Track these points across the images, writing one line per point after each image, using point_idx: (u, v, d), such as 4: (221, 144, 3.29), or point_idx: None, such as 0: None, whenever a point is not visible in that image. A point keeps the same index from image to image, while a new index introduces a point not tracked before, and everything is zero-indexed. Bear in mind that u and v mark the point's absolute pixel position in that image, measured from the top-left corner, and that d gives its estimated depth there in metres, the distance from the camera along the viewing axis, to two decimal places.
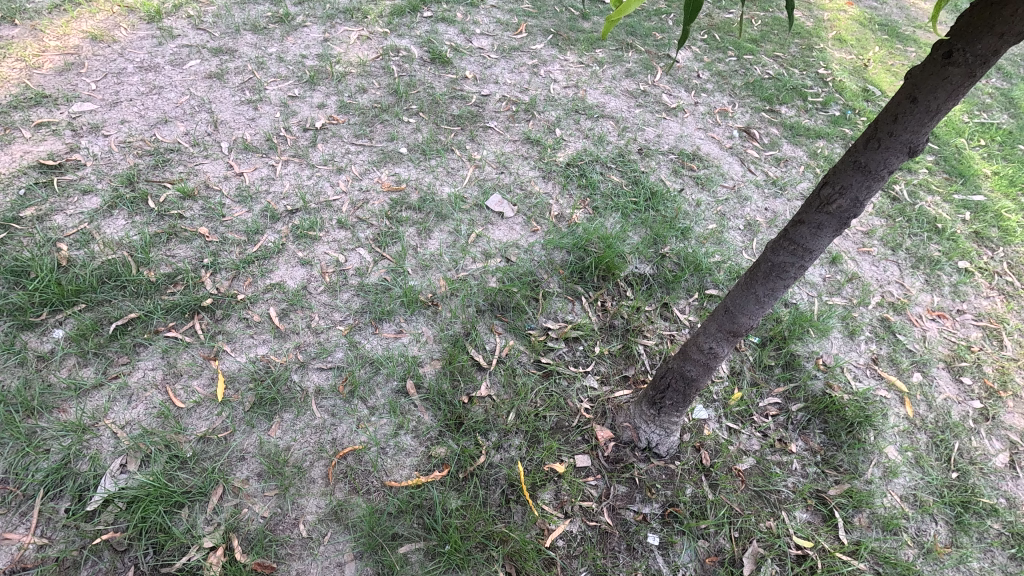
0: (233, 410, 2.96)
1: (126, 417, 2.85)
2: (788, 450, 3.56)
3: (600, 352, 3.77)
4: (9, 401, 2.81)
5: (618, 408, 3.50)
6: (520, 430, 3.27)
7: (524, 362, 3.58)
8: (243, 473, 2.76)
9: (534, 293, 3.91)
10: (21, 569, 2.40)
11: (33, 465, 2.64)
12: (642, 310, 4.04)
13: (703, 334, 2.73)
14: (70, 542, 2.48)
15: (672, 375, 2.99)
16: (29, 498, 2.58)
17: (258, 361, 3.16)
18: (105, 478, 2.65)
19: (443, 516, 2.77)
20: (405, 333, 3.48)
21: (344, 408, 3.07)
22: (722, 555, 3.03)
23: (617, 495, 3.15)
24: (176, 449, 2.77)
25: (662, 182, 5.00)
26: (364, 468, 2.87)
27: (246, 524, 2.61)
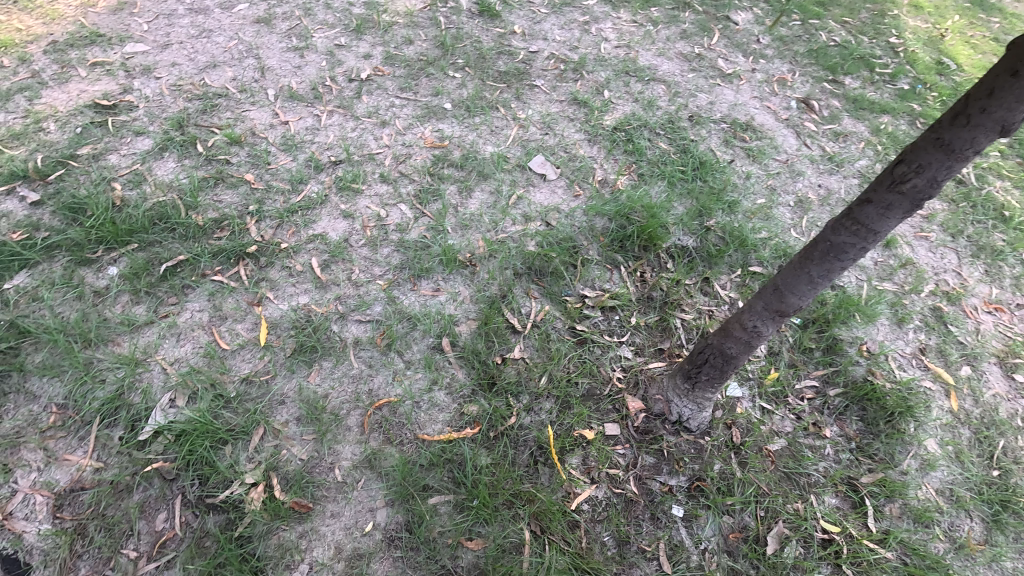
0: (275, 356, 3.04)
1: (175, 355, 2.97)
2: (823, 435, 3.50)
3: (636, 322, 3.72)
4: (68, 332, 2.95)
5: (651, 380, 3.47)
6: (551, 394, 3.28)
7: (559, 328, 3.57)
8: (283, 417, 2.86)
9: (573, 260, 3.86)
10: (80, 488, 2.58)
11: (90, 393, 2.79)
12: (682, 283, 3.95)
13: (748, 312, 2.65)
14: (123, 468, 2.64)
15: (711, 351, 2.93)
16: (86, 424, 2.73)
17: (300, 309, 3.23)
18: (156, 411, 2.78)
19: (473, 472, 2.83)
20: (443, 292, 3.50)
21: (380, 361, 3.13)
22: (746, 532, 3.03)
23: (644, 466, 3.16)
24: (221, 388, 2.88)
25: (711, 152, 4.81)
26: (398, 420, 2.94)
27: (286, 464, 2.72)
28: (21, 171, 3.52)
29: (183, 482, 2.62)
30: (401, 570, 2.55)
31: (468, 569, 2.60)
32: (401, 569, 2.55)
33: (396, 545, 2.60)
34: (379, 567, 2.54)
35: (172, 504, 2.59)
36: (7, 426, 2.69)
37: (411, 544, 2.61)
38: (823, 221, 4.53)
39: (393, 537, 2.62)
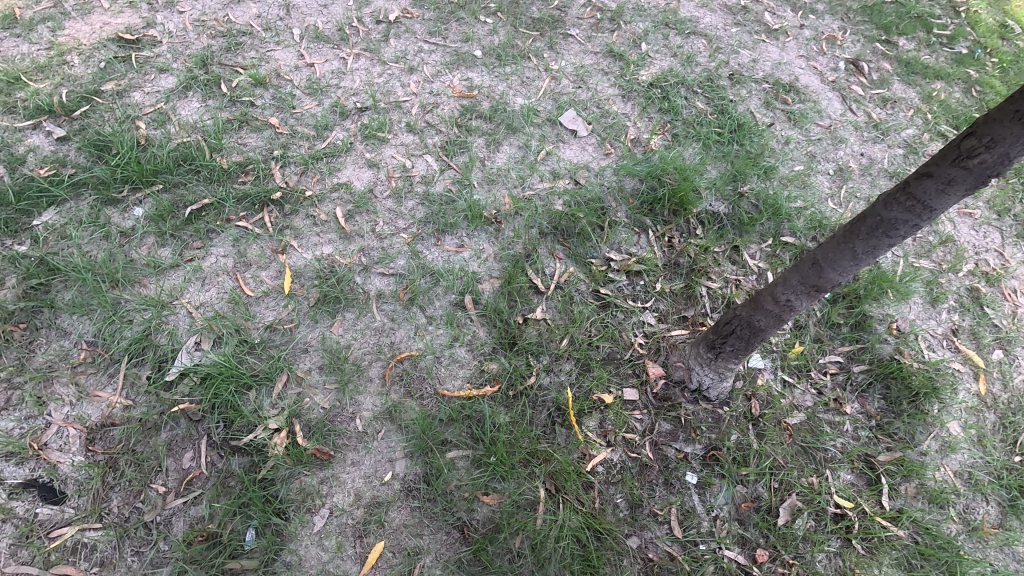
0: (298, 305, 3.05)
1: (201, 299, 2.98)
2: (843, 411, 3.46)
3: (661, 288, 3.65)
4: (96, 271, 2.96)
5: (672, 348, 3.43)
6: (572, 357, 3.26)
7: (583, 291, 3.52)
8: (306, 365, 2.89)
9: (600, 221, 3.76)
10: (110, 424, 2.65)
11: (119, 333, 2.83)
12: (710, 251, 3.85)
13: (783, 285, 2.56)
14: (151, 406, 2.70)
15: (738, 322, 2.86)
16: (115, 362, 2.79)
17: (324, 259, 3.21)
18: (182, 353, 2.82)
19: (491, 429, 2.85)
20: (467, 248, 3.44)
21: (403, 315, 3.12)
22: (759, 503, 3.05)
23: (660, 432, 3.16)
24: (245, 334, 2.90)
25: (750, 113, 4.59)
26: (419, 374, 2.96)
27: (308, 412, 2.76)
28: (46, 105, 3.48)
29: (209, 424, 2.68)
30: (418, 519, 2.61)
31: (484, 522, 2.65)
32: (418, 519, 2.61)
33: (414, 496, 2.65)
34: (397, 515, 2.60)
35: (198, 444, 2.67)
36: (40, 360, 2.75)
37: (428, 495, 2.66)
38: (863, 192, 4.34)
39: (411, 487, 2.67)
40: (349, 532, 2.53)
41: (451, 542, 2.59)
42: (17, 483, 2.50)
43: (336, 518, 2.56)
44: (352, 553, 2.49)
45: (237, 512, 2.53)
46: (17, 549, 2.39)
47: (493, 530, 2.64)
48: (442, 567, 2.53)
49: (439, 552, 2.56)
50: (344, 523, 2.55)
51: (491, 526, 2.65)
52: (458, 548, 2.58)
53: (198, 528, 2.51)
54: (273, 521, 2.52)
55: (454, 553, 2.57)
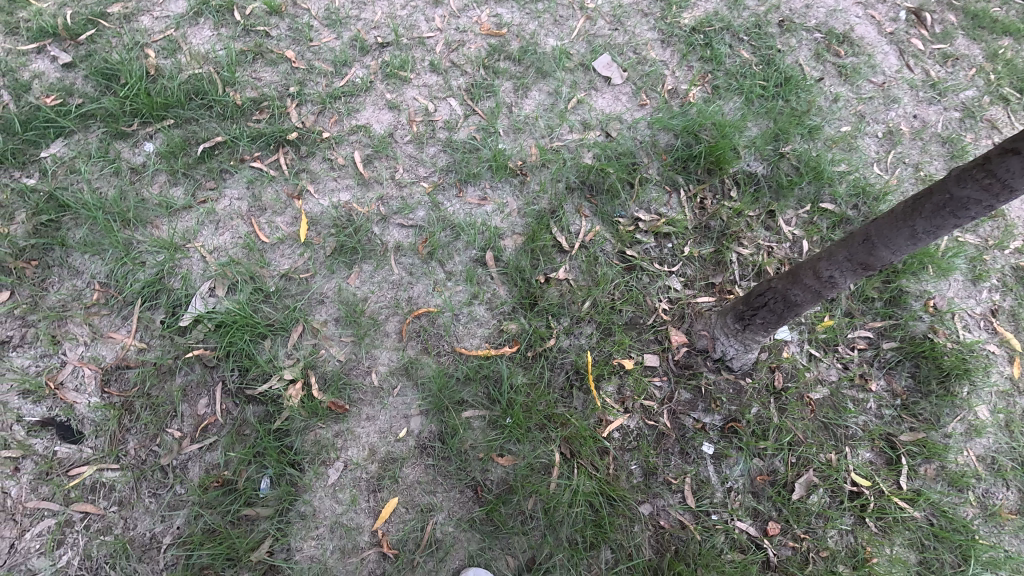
0: (314, 253, 2.94)
1: (214, 244, 2.89)
2: (868, 388, 3.36)
3: (689, 253, 3.49)
4: (107, 209, 2.86)
5: (697, 315, 3.31)
6: (593, 320, 3.16)
7: (608, 252, 3.37)
8: (322, 316, 2.82)
9: (630, 178, 3.56)
10: (125, 367, 2.63)
11: (131, 275, 2.76)
12: (744, 214, 3.65)
13: (826, 261, 2.39)
14: (166, 351, 2.67)
15: (773, 295, 2.71)
16: (129, 304, 2.73)
17: (341, 207, 3.07)
18: (196, 299, 2.75)
19: (508, 391, 2.79)
20: (489, 201, 3.29)
21: (421, 269, 3.01)
22: (774, 476, 3.01)
23: (679, 400, 3.10)
24: (260, 282, 2.82)
25: (799, 66, 4.25)
26: (436, 331, 2.88)
27: (323, 364, 2.71)
28: (50, 27, 3.28)
29: (224, 372, 2.65)
30: (432, 477, 2.60)
31: (497, 483, 2.64)
32: (432, 476, 2.60)
33: (428, 453, 2.63)
34: (411, 472, 2.59)
35: (213, 390, 2.65)
36: (53, 299, 2.70)
37: (443, 454, 2.64)
38: (912, 158, 4.07)
39: (426, 445, 2.65)
40: (363, 486, 2.53)
41: (464, 501, 2.58)
42: (35, 421, 2.51)
43: (350, 471, 2.55)
44: (365, 507, 2.50)
45: (252, 460, 2.53)
46: (37, 485, 2.42)
47: (506, 491, 2.62)
48: (454, 525, 2.53)
49: (452, 510, 2.56)
50: (358, 477, 2.54)
51: (504, 487, 2.63)
52: (471, 508, 2.58)
53: (214, 474, 2.52)
54: (288, 471, 2.52)
55: (467, 512, 2.57)
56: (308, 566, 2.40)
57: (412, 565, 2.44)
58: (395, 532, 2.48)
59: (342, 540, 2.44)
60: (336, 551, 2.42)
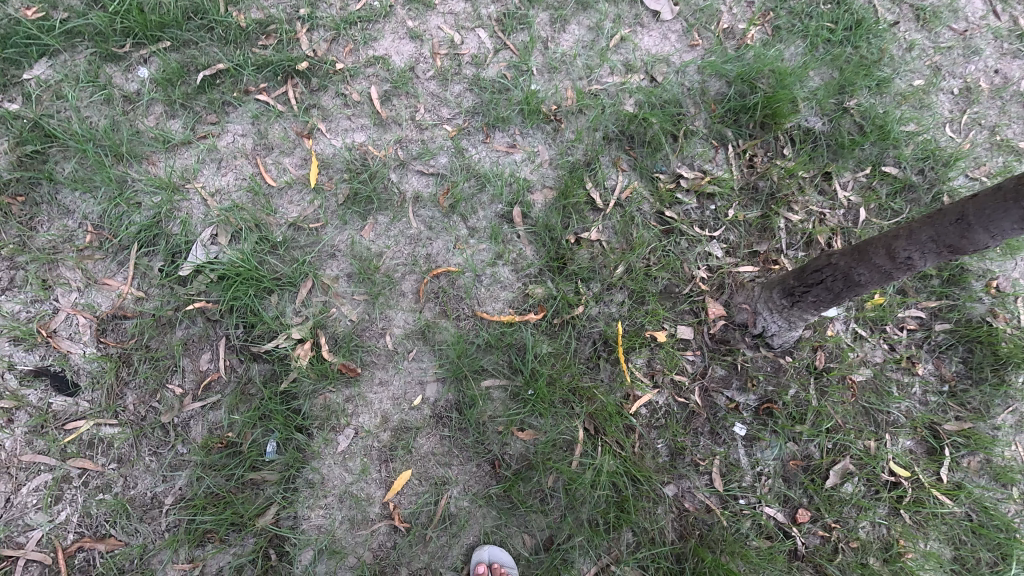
0: (325, 201, 2.68)
1: (216, 186, 2.63)
2: (914, 372, 3.11)
3: (734, 216, 3.18)
4: (97, 141, 2.59)
5: (740, 286, 3.04)
6: (626, 287, 2.91)
7: (645, 212, 3.07)
8: (333, 271, 2.59)
9: (675, 130, 3.20)
10: (122, 317, 2.44)
11: (126, 217, 2.53)
12: (797, 176, 3.30)
13: (904, 239, 2.07)
14: (165, 302, 2.47)
15: (832, 272, 2.42)
16: (125, 249, 2.52)
17: (355, 150, 2.78)
18: (196, 246, 2.52)
19: (532, 361, 2.58)
20: (518, 149, 2.97)
21: (441, 224, 2.74)
22: (808, 462, 2.84)
23: (713, 377, 2.89)
24: (266, 231, 2.58)
25: (873, 6, 3.72)
26: (456, 293, 2.65)
27: (334, 324, 2.51)
28: None
29: (227, 327, 2.46)
30: (447, 449, 2.44)
31: (516, 458, 2.47)
32: (448, 448, 2.44)
33: (444, 424, 2.46)
34: (425, 443, 2.43)
35: (216, 346, 2.46)
36: (42, 240, 2.48)
37: (460, 425, 2.47)
38: (989, 120, 3.63)
39: (442, 415, 2.48)
40: (374, 456, 2.38)
41: (481, 475, 2.43)
42: (28, 370, 2.35)
43: (361, 439, 2.40)
44: (377, 477, 2.36)
45: (258, 422, 2.38)
46: (33, 438, 2.29)
47: (526, 468, 2.46)
48: (470, 500, 2.40)
49: (467, 484, 2.41)
50: (369, 446, 2.39)
51: (523, 463, 2.47)
52: (488, 483, 2.43)
53: (217, 434, 2.38)
54: (295, 436, 2.37)
55: (483, 487, 2.42)
56: (316, 536, 2.30)
57: (424, 539, 2.33)
58: (407, 505, 2.35)
59: (351, 511, 2.32)
60: (345, 521, 2.31)
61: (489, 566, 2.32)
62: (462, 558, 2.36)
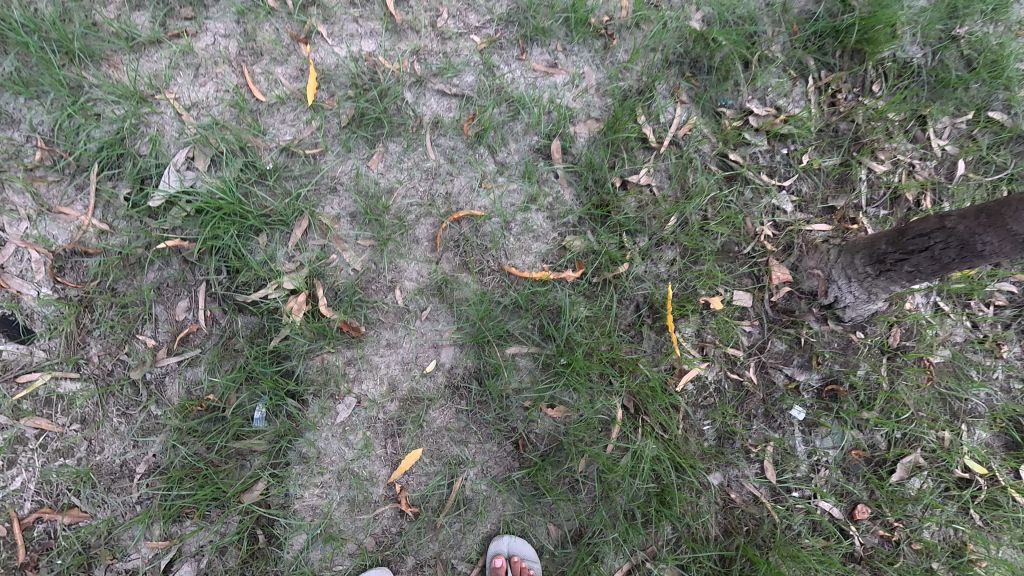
0: (326, 123, 2.20)
1: (193, 98, 2.16)
2: (998, 355, 2.61)
3: (808, 164, 2.68)
4: (44, 34, 2.07)
5: (811, 247, 2.57)
6: (678, 243, 2.47)
7: (705, 154, 2.59)
8: (334, 209, 2.16)
9: (748, 53, 2.64)
10: (82, 253, 2.05)
11: (83, 132, 2.07)
12: (886, 117, 2.75)
13: None
14: (134, 238, 2.07)
15: (943, 237, 1.89)
16: (84, 172, 2.08)
17: (362, 61, 2.26)
18: (169, 172, 2.08)
19: (566, 328, 2.19)
20: (560, 69, 2.45)
21: (465, 157, 2.28)
22: (872, 453, 2.47)
23: (772, 352, 2.49)
24: (254, 156, 2.13)
25: None
26: (480, 242, 2.23)
27: (334, 273, 2.11)
28: None
29: (206, 272, 2.07)
30: (464, 424, 2.09)
31: (543, 439, 2.13)
32: (464, 424, 2.09)
33: (461, 396, 2.10)
34: (439, 417, 2.08)
35: (195, 293, 2.09)
36: None
37: (480, 397, 2.11)
38: None
39: (458, 385, 2.11)
40: (379, 429, 2.04)
41: (502, 456, 2.10)
42: None
43: (364, 409, 2.05)
44: (381, 455, 2.03)
45: (243, 384, 2.02)
46: None
47: (554, 450, 2.12)
48: (488, 484, 2.07)
49: (486, 466, 2.08)
50: (373, 418, 2.05)
51: (551, 444, 2.13)
52: (510, 465, 2.09)
53: (196, 396, 2.03)
54: (287, 403, 2.02)
55: (504, 470, 2.09)
56: (310, 519, 1.98)
57: (434, 526, 2.02)
58: (416, 487, 2.02)
59: (351, 491, 2.00)
60: (344, 502, 1.99)
61: (508, 559, 2.03)
62: (477, 548, 2.06)
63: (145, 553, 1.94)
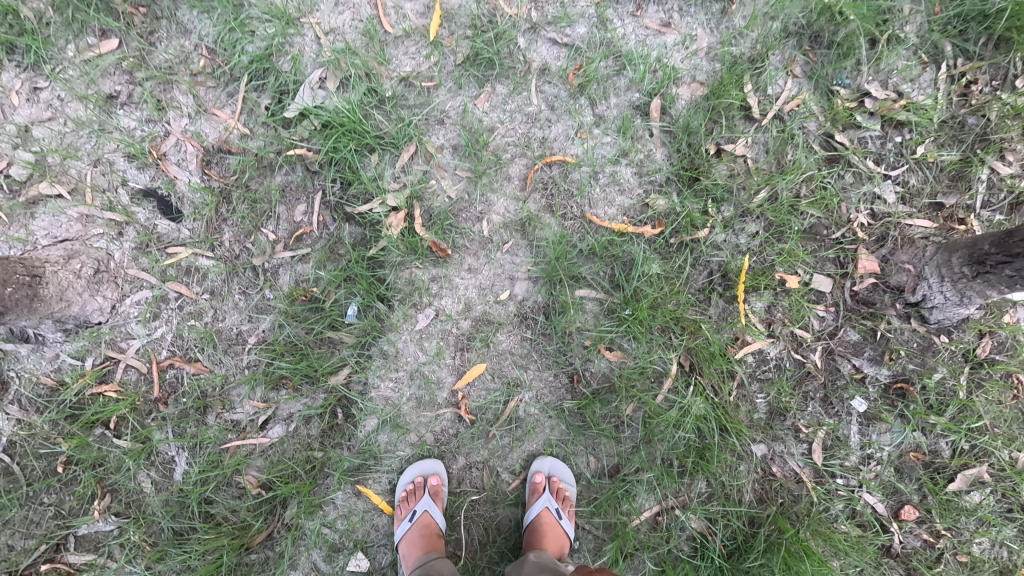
0: (443, 59, 2.39)
1: (332, 25, 2.40)
2: None
3: (922, 155, 2.52)
4: None
5: (1004, 239, 1.96)
6: (764, 217, 2.46)
7: (809, 133, 2.53)
8: (439, 140, 2.38)
9: (876, 32, 2.50)
10: (227, 152, 2.39)
11: (240, 45, 2.37)
12: (988, 130, 2.50)
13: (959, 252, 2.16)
14: (268, 143, 2.38)
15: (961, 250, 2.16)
16: (236, 81, 2.40)
17: (484, 3, 2.41)
18: (304, 88, 2.37)
19: (637, 279, 2.31)
20: (672, 30, 2.47)
21: (566, 105, 2.41)
22: (933, 459, 2.40)
23: (842, 341, 2.46)
24: (376, 82, 2.36)
25: None
26: (568, 188, 2.38)
27: (431, 198, 2.35)
28: None
29: (322, 180, 2.37)
30: (526, 352, 2.29)
31: (597, 378, 2.28)
32: (526, 353, 2.29)
33: (527, 326, 2.30)
34: (505, 341, 2.29)
35: (311, 198, 2.38)
36: (161, 58, 2.39)
37: (544, 331, 2.30)
38: None
39: (526, 317, 2.31)
40: (451, 341, 2.29)
41: (555, 387, 2.27)
42: (138, 190, 2.37)
43: (440, 323, 2.30)
44: (449, 364, 2.27)
45: (342, 282, 2.31)
46: (137, 255, 2.34)
47: (606, 390, 2.27)
48: (539, 409, 2.26)
49: (540, 394, 2.27)
50: (447, 331, 2.29)
51: (602, 384, 2.28)
52: (561, 396, 2.27)
53: (302, 286, 2.33)
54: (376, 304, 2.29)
55: (557, 399, 2.27)
56: (382, 406, 2.26)
57: (486, 435, 2.25)
58: (475, 398, 2.25)
59: (419, 390, 2.26)
60: (411, 399, 2.26)
61: (547, 477, 2.20)
62: (521, 463, 2.25)
63: (248, 410, 2.28)
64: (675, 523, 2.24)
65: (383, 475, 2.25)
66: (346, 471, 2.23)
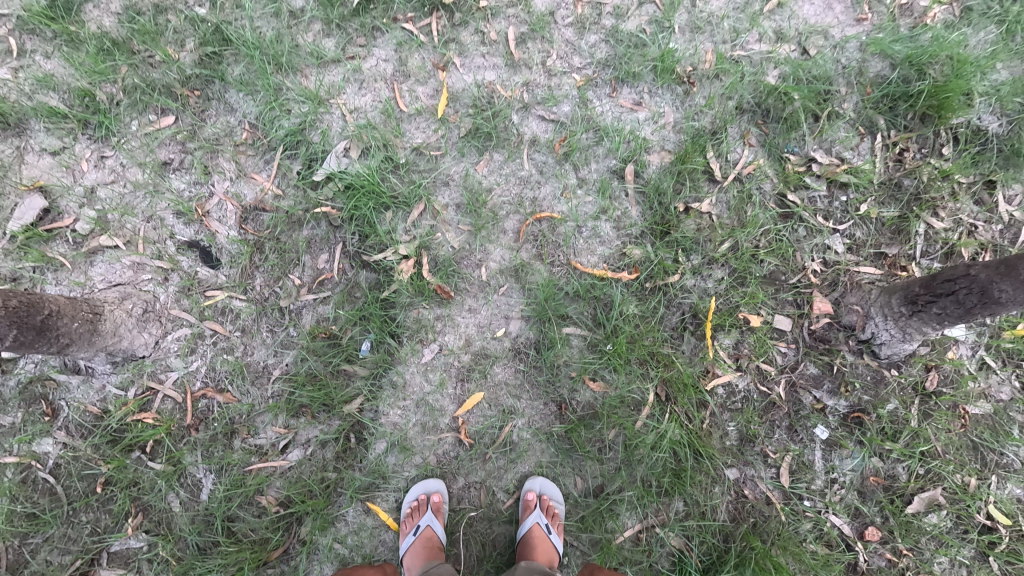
0: (449, 132, 2.83)
1: (355, 104, 2.85)
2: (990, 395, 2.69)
3: (864, 212, 2.90)
4: (263, 50, 2.81)
5: (930, 281, 2.28)
6: (728, 264, 2.80)
7: (765, 192, 2.89)
8: (445, 199, 2.77)
9: (818, 109, 2.94)
10: (262, 209, 2.77)
11: (277, 121, 2.81)
12: (920, 192, 2.90)
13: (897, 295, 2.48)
14: (297, 202, 2.76)
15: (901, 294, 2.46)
16: (272, 150, 2.82)
17: (484, 87, 2.87)
18: (331, 156, 2.78)
19: (616, 318, 2.64)
20: (644, 107, 2.91)
21: (553, 170, 2.82)
22: (891, 483, 2.63)
23: (803, 374, 2.74)
24: (392, 152, 2.78)
25: None
26: (555, 239, 2.75)
27: (437, 248, 2.71)
28: None
29: (344, 233, 2.74)
30: (519, 382, 2.59)
31: (583, 406, 2.57)
32: (519, 383, 2.58)
33: (521, 359, 2.61)
34: (501, 372, 2.59)
35: (333, 248, 2.74)
36: (209, 131, 2.82)
37: (535, 363, 2.60)
38: None
39: (519, 351, 2.62)
40: (453, 373, 2.59)
41: (545, 414, 2.56)
42: (183, 241, 2.73)
43: (443, 357, 2.60)
44: (451, 393, 2.57)
45: (359, 321, 2.64)
46: (180, 297, 2.68)
47: (590, 416, 2.56)
48: (530, 434, 2.54)
49: (531, 420, 2.55)
50: (449, 363, 2.60)
51: (587, 412, 2.56)
52: (550, 421, 2.56)
53: (325, 324, 2.66)
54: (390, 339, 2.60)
55: (546, 424, 2.55)
56: (391, 431, 2.54)
57: (483, 457, 2.53)
58: (474, 424, 2.54)
59: (424, 417, 2.55)
60: (417, 424, 2.54)
61: (537, 495, 2.46)
62: (514, 483, 2.53)
63: (271, 435, 2.56)
64: (655, 539, 2.52)
65: (390, 494, 2.52)
66: (357, 490, 2.50)
